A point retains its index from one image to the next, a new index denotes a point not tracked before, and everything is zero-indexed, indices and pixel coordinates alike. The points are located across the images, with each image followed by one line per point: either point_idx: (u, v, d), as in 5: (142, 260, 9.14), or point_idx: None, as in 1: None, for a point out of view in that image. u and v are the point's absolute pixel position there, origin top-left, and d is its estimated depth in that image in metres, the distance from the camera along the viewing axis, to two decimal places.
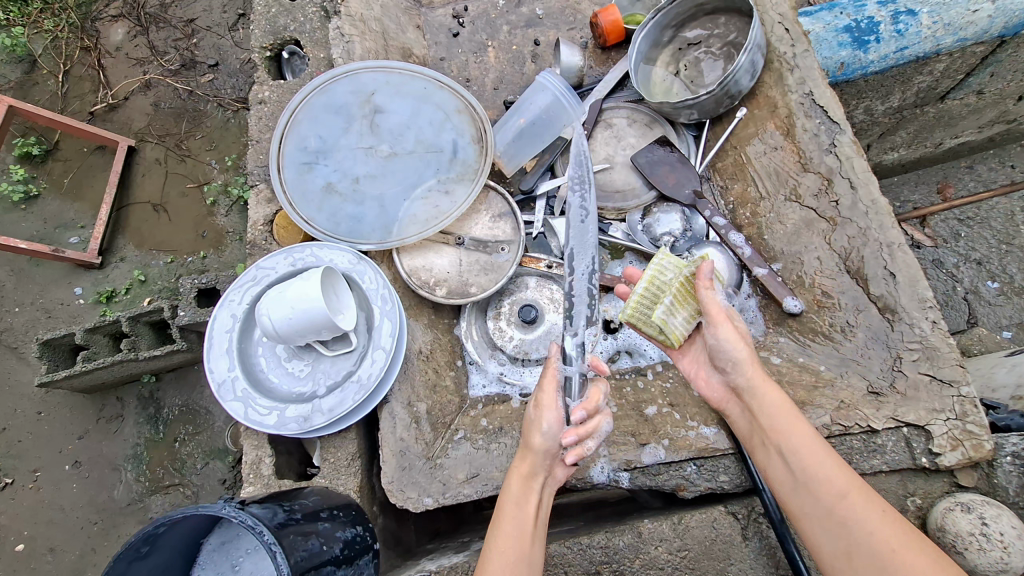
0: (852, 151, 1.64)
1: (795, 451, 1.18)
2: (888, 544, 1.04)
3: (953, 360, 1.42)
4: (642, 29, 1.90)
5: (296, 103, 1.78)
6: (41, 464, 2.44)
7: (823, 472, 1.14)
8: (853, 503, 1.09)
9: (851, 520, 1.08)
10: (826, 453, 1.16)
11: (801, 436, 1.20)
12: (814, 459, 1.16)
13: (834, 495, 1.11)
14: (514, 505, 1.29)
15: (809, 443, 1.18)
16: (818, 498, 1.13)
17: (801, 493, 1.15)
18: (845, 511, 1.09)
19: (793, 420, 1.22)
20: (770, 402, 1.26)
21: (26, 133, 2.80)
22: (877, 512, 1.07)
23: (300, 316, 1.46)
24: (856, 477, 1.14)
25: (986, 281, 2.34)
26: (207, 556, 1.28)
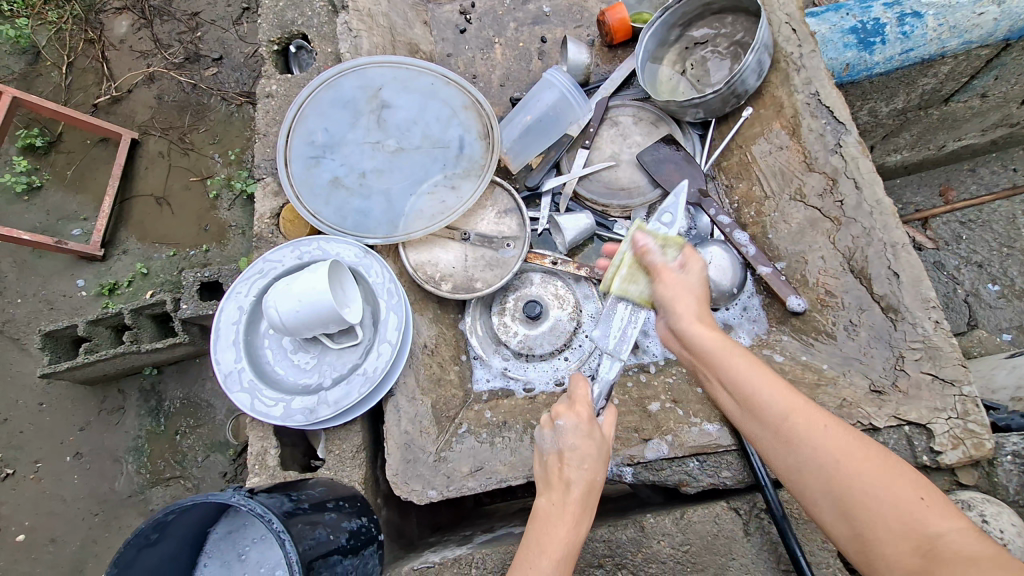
0: (858, 151, 1.65)
1: (734, 373, 1.14)
2: (839, 462, 1.00)
3: (955, 359, 1.43)
4: (649, 28, 1.91)
5: (303, 97, 1.78)
6: (42, 455, 2.45)
7: (765, 396, 1.10)
8: (796, 424, 1.05)
9: (800, 441, 1.04)
10: (764, 375, 1.12)
11: (737, 362, 1.15)
12: (748, 379, 1.12)
13: (776, 418, 1.07)
14: (550, 523, 1.16)
15: (742, 362, 1.14)
16: (762, 423, 1.09)
17: (749, 419, 1.12)
18: (789, 432, 1.06)
19: (722, 343, 1.18)
20: (711, 347, 1.18)
21: (29, 125, 2.80)
22: (819, 429, 1.04)
23: (307, 308, 1.46)
24: (798, 395, 1.09)
25: (986, 283, 2.36)
26: (214, 546, 1.29)
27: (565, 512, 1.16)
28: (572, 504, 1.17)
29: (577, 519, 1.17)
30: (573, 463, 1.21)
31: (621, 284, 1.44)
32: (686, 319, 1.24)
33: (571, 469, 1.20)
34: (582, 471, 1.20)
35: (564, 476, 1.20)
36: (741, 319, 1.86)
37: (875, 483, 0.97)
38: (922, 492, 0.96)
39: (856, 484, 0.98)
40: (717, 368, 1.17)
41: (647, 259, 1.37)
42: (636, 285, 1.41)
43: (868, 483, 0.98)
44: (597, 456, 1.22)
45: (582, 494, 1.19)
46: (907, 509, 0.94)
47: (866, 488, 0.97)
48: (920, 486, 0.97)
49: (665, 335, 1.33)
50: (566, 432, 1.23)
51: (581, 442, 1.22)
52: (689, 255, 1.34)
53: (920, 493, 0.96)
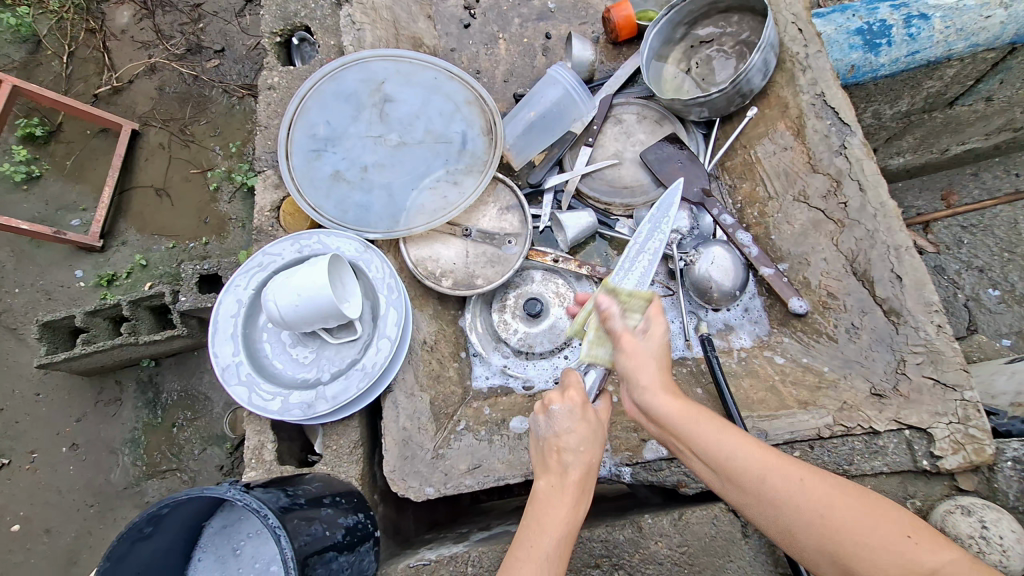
0: (863, 153, 1.64)
1: (704, 442, 1.10)
2: (823, 511, 1.00)
3: (957, 364, 1.43)
4: (654, 25, 1.89)
5: (305, 89, 1.77)
6: (38, 445, 2.44)
7: (733, 457, 1.07)
8: (774, 483, 1.03)
9: (783, 498, 1.02)
10: (728, 437, 1.10)
11: (703, 428, 1.11)
12: (717, 445, 1.09)
13: (754, 481, 1.05)
14: (548, 504, 1.15)
15: (710, 428, 1.11)
16: (744, 494, 1.06)
17: (729, 489, 1.08)
18: (772, 494, 1.04)
19: (681, 407, 1.14)
20: (675, 415, 1.14)
21: (29, 114, 2.78)
22: (798, 484, 1.03)
23: (306, 303, 1.45)
24: (771, 451, 1.08)
25: (986, 288, 2.35)
26: (209, 540, 1.28)
27: (562, 491, 1.16)
28: (570, 483, 1.17)
29: (575, 499, 1.16)
30: (569, 446, 1.20)
31: (590, 349, 1.39)
32: (649, 389, 1.18)
33: (568, 449, 1.20)
34: (579, 452, 1.19)
35: (561, 457, 1.20)
36: (743, 320, 1.85)
37: (869, 532, 0.97)
38: (907, 529, 0.98)
39: (845, 534, 0.98)
40: (690, 442, 1.12)
41: (610, 325, 1.30)
42: (597, 343, 1.38)
43: (861, 531, 0.98)
44: (593, 436, 1.21)
45: (580, 474, 1.18)
46: (901, 553, 0.95)
47: (859, 538, 0.97)
48: (902, 522, 0.99)
49: (631, 407, 1.27)
50: (561, 414, 1.22)
51: (575, 425, 1.21)
52: (654, 314, 1.26)
53: (905, 531, 0.98)
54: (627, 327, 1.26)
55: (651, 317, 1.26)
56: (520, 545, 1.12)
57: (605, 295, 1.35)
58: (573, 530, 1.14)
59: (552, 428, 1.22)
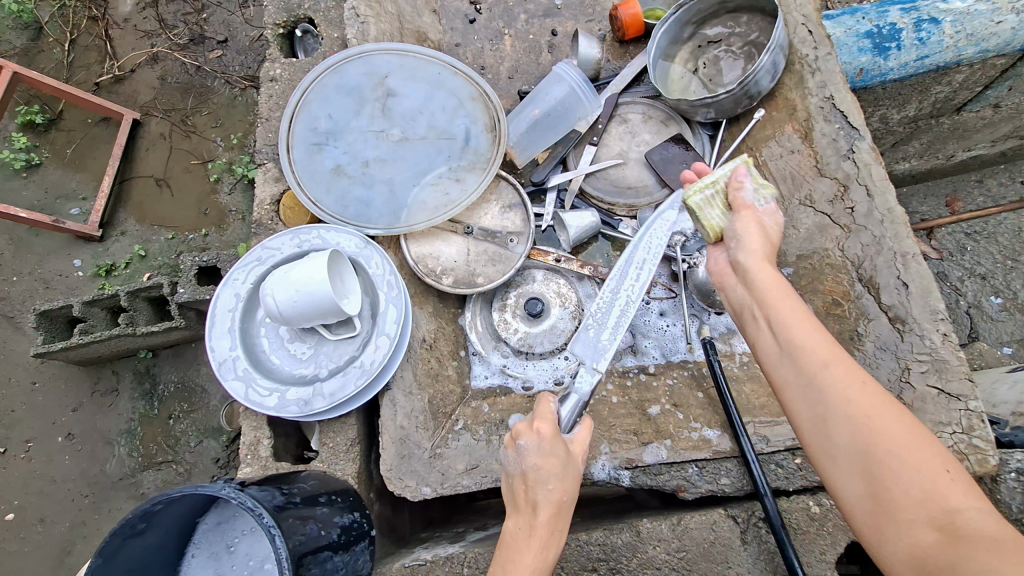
0: (871, 158, 1.61)
1: (781, 319, 1.11)
2: (869, 413, 0.95)
3: (962, 373, 1.41)
4: (663, 24, 1.87)
5: (308, 82, 1.75)
6: (33, 435, 2.42)
7: (809, 343, 1.05)
8: (836, 373, 1.00)
9: (834, 389, 0.99)
10: (808, 323, 1.08)
11: (792, 306, 1.12)
12: (792, 330, 1.08)
13: (813, 364, 1.02)
14: (514, 551, 1.12)
15: (790, 308, 1.12)
16: (796, 362, 1.04)
17: (782, 362, 1.07)
18: (824, 378, 1.00)
19: (780, 290, 1.16)
20: (756, 274, 1.22)
21: (29, 101, 2.76)
22: (857, 379, 0.98)
23: (304, 299, 1.44)
24: (847, 356, 1.03)
25: (989, 296, 2.33)
26: (202, 536, 1.27)
27: (528, 527, 1.14)
28: (538, 522, 1.14)
29: (540, 548, 1.12)
30: (537, 480, 1.18)
31: (701, 199, 1.38)
32: (757, 263, 1.24)
33: (536, 491, 1.18)
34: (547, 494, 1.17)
35: (529, 496, 1.18)
36: None
37: (908, 450, 0.91)
38: (947, 466, 0.89)
39: (881, 436, 0.93)
40: (770, 316, 1.13)
41: (738, 193, 1.36)
42: (714, 208, 1.38)
43: (895, 445, 0.91)
44: (557, 481, 1.17)
45: (548, 509, 1.16)
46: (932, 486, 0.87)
47: (892, 448, 0.91)
48: (947, 460, 0.90)
49: (720, 268, 1.35)
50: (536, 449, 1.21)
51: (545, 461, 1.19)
52: (773, 211, 1.36)
53: (946, 466, 0.89)
54: (755, 202, 1.34)
55: (767, 212, 1.35)
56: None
57: (743, 168, 1.40)
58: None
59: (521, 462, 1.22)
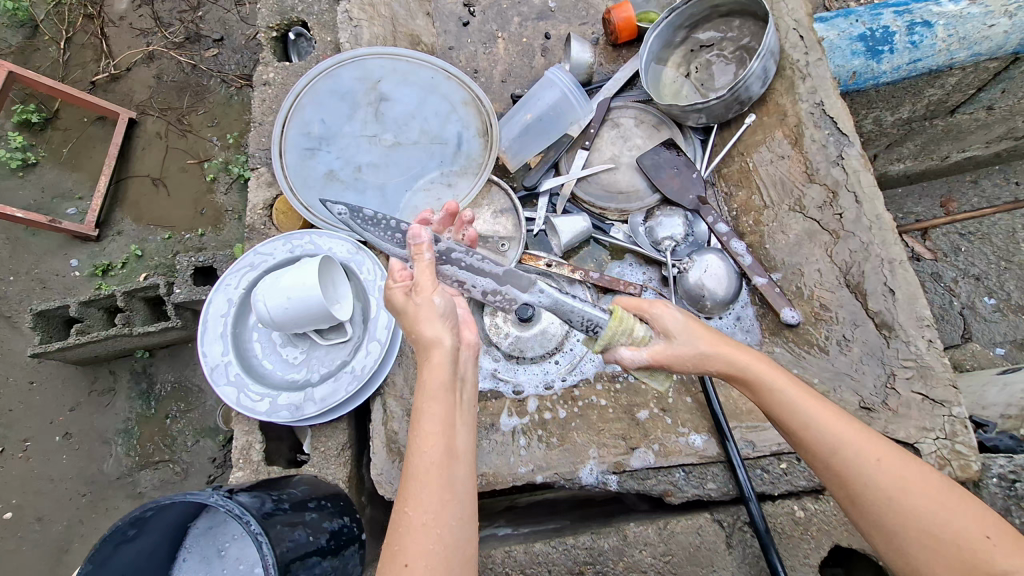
0: (860, 164, 1.62)
1: (784, 407, 1.09)
2: (900, 498, 0.99)
3: (946, 379, 1.43)
4: (654, 28, 1.87)
5: (300, 86, 1.73)
6: (31, 434, 2.44)
7: (820, 434, 1.05)
8: (852, 457, 1.03)
9: (861, 477, 1.01)
10: (802, 399, 1.09)
11: (783, 382, 1.11)
12: (798, 414, 1.08)
13: (826, 453, 1.04)
14: (416, 450, 0.96)
15: (781, 379, 1.12)
16: (816, 457, 1.06)
17: (801, 452, 1.09)
18: (844, 467, 1.03)
19: (761, 364, 1.14)
20: (721, 354, 1.16)
21: (25, 100, 2.76)
22: (879, 467, 1.01)
23: (295, 305, 1.45)
24: (855, 425, 1.06)
25: (983, 297, 2.34)
26: (193, 540, 1.27)
27: (423, 417, 0.98)
28: (430, 410, 0.99)
29: (444, 438, 0.97)
30: (434, 360, 1.04)
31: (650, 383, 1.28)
32: (711, 351, 1.16)
33: (438, 370, 1.03)
34: (451, 369, 1.04)
35: (424, 380, 1.02)
36: (735, 328, 1.82)
37: (937, 520, 0.96)
38: (985, 529, 0.95)
39: (912, 518, 0.97)
40: (768, 402, 1.12)
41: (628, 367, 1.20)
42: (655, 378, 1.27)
43: (925, 516, 0.97)
44: (450, 358, 1.04)
45: (439, 391, 1.01)
46: (967, 547, 0.93)
47: (922, 524, 0.97)
48: (983, 522, 0.95)
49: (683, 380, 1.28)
50: (424, 325, 1.08)
51: (439, 328, 1.07)
52: (665, 314, 1.20)
53: (985, 531, 0.94)
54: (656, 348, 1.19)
55: (654, 321, 1.21)
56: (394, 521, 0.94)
57: (619, 352, 1.21)
58: (452, 481, 0.95)
59: (417, 336, 1.08)
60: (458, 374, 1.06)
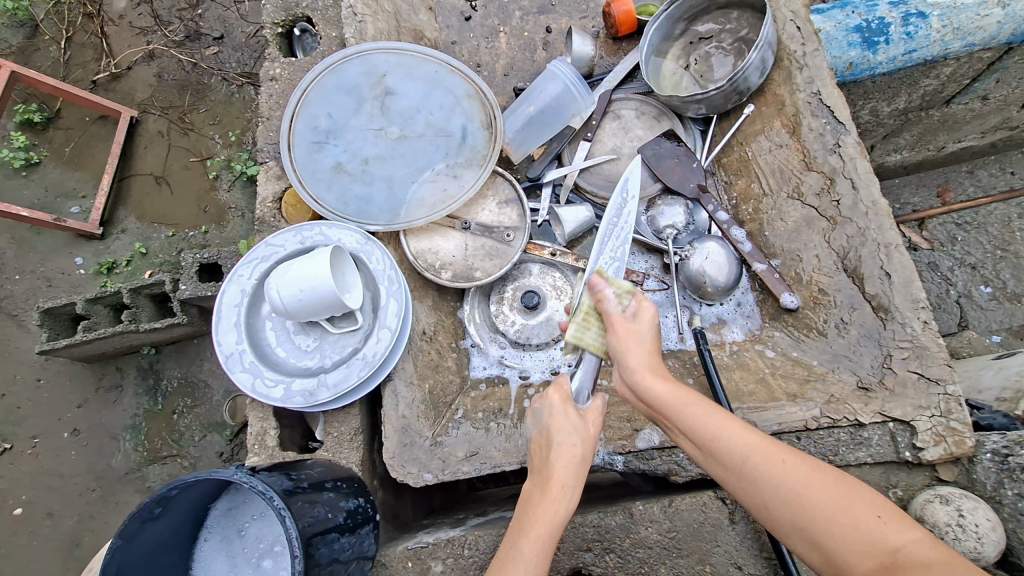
0: (856, 152, 1.66)
1: (689, 422, 1.14)
2: (802, 493, 1.05)
3: (941, 359, 1.47)
4: (655, 20, 1.90)
5: (307, 81, 1.77)
6: (40, 430, 2.47)
7: (725, 443, 1.11)
8: (757, 463, 1.08)
9: (764, 482, 1.07)
10: (708, 411, 1.14)
11: (689, 403, 1.16)
12: (704, 426, 1.13)
13: (739, 461, 1.10)
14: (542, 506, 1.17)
15: (686, 397, 1.16)
16: (728, 468, 1.11)
17: (712, 465, 1.14)
18: (752, 472, 1.09)
19: (673, 391, 1.17)
20: (641, 376, 1.20)
21: (27, 100, 2.78)
22: (779, 464, 1.08)
23: (309, 295, 1.49)
24: (756, 433, 1.12)
25: (979, 286, 2.39)
26: (215, 520, 1.33)
27: (547, 498, 1.18)
28: (556, 487, 1.19)
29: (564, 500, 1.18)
30: (559, 455, 1.22)
31: (577, 331, 1.34)
32: (638, 371, 1.21)
33: (569, 448, 1.23)
34: (581, 451, 1.23)
35: (559, 450, 1.22)
36: (735, 314, 1.92)
37: (838, 511, 1.02)
38: (878, 510, 1.02)
39: (818, 516, 1.03)
40: (671, 416, 1.17)
41: (602, 308, 1.31)
42: (591, 330, 1.35)
43: (830, 509, 1.03)
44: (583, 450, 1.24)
45: (564, 476, 1.20)
46: (867, 530, 1.00)
47: (828, 517, 1.02)
48: (875, 503, 1.03)
49: (620, 387, 1.30)
50: (557, 430, 1.26)
51: (570, 434, 1.24)
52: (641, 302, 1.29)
53: (877, 511, 1.02)
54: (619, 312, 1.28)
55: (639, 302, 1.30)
56: (506, 552, 1.14)
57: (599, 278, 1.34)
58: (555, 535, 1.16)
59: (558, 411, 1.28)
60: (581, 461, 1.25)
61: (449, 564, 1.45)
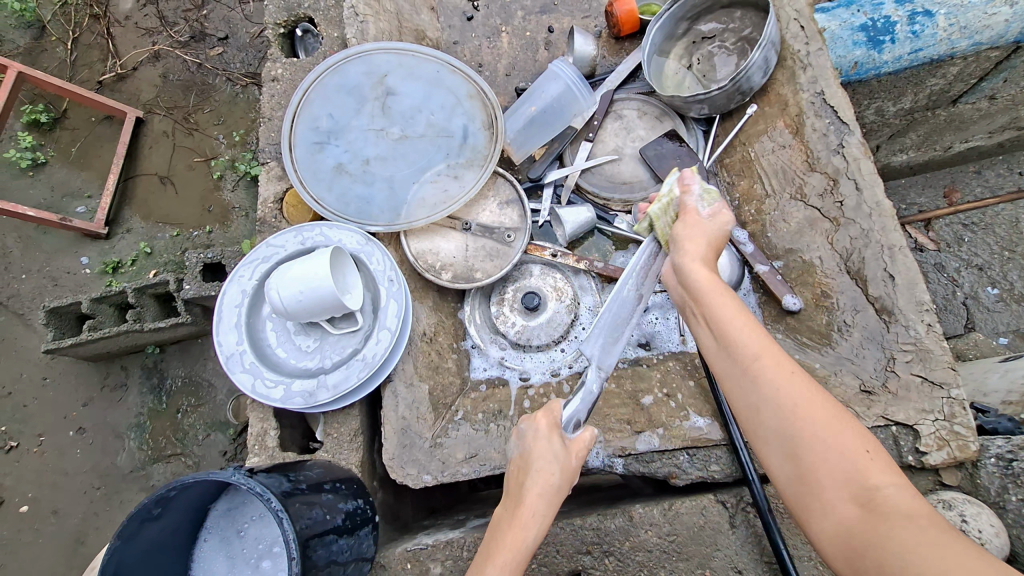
0: (860, 152, 1.64)
1: (714, 313, 1.05)
2: (797, 405, 0.94)
3: (946, 362, 1.45)
4: (657, 20, 1.89)
5: (308, 82, 1.78)
6: (45, 429, 2.49)
7: (738, 337, 1.01)
8: (767, 365, 0.97)
9: (761, 380, 0.97)
10: (734, 311, 1.04)
11: (722, 302, 1.06)
12: (726, 321, 1.03)
13: (748, 357, 0.99)
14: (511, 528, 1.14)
15: (725, 301, 1.05)
16: (732, 358, 1.01)
17: (718, 350, 1.04)
18: (758, 373, 0.98)
19: (713, 287, 1.08)
20: (698, 284, 1.10)
21: (34, 100, 2.80)
22: (786, 372, 0.96)
23: (308, 295, 1.49)
24: (770, 339, 1.00)
25: (985, 287, 2.36)
26: (214, 522, 1.33)
27: (515, 525, 1.14)
28: (525, 514, 1.15)
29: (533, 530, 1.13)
30: (534, 483, 1.19)
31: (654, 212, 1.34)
32: (689, 259, 1.14)
33: (545, 477, 1.19)
34: (558, 481, 1.20)
35: (533, 481, 1.19)
36: None
37: (834, 435, 0.91)
38: (867, 445, 0.91)
39: (812, 432, 0.92)
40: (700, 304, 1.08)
41: (684, 200, 1.24)
42: (667, 219, 1.31)
43: (823, 432, 0.91)
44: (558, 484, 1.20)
45: (537, 504, 1.16)
46: (852, 462, 0.89)
47: (822, 438, 0.91)
48: (867, 439, 0.92)
49: (666, 272, 1.23)
50: (536, 457, 1.23)
51: (548, 462, 1.21)
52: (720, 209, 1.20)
53: (866, 446, 0.91)
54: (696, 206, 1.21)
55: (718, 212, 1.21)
56: (477, 569, 1.12)
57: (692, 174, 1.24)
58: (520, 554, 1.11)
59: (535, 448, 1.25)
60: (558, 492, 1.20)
61: (448, 566, 1.45)
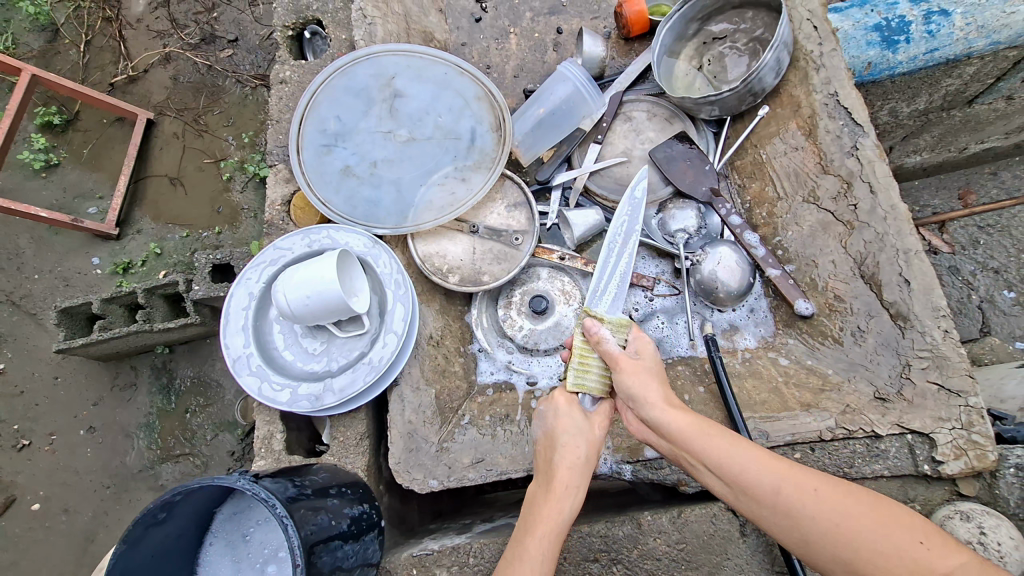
0: (874, 155, 1.61)
1: (714, 458, 1.11)
2: (838, 525, 0.99)
3: (962, 369, 1.42)
4: (668, 20, 1.87)
5: (317, 83, 1.78)
6: (56, 428, 2.51)
7: (755, 477, 1.07)
8: (796, 492, 1.03)
9: (796, 507, 1.02)
10: (738, 447, 1.10)
11: (719, 444, 1.11)
12: (730, 460, 1.09)
13: (770, 495, 1.05)
14: (542, 511, 1.17)
15: (722, 445, 1.11)
16: (761, 506, 1.06)
17: (743, 501, 1.08)
18: (788, 503, 1.04)
19: (697, 424, 1.15)
20: (682, 436, 1.15)
21: (47, 102, 2.82)
22: (813, 494, 1.03)
23: (316, 299, 1.48)
24: (782, 461, 1.08)
25: (1002, 290, 2.30)
26: (219, 525, 1.33)
27: (551, 499, 1.19)
28: (559, 487, 1.20)
29: (569, 499, 1.19)
30: (562, 456, 1.23)
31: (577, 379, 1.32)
32: (656, 406, 1.19)
33: (573, 449, 1.23)
34: (585, 451, 1.24)
35: (560, 460, 1.22)
36: (748, 320, 1.88)
37: (882, 545, 0.96)
38: (918, 536, 0.97)
39: (859, 539, 0.98)
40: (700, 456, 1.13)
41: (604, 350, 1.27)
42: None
43: (872, 539, 0.97)
44: (584, 460, 1.23)
45: (568, 476, 1.21)
46: (911, 557, 0.95)
47: (871, 539, 0.97)
48: (918, 528, 0.98)
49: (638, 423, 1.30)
50: (561, 432, 1.27)
51: (573, 435, 1.25)
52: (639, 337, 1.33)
53: (918, 536, 0.97)
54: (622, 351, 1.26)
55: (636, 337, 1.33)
56: (513, 550, 1.15)
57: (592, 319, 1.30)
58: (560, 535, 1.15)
59: (553, 425, 1.29)
60: (589, 459, 1.25)
61: (454, 572, 1.44)
